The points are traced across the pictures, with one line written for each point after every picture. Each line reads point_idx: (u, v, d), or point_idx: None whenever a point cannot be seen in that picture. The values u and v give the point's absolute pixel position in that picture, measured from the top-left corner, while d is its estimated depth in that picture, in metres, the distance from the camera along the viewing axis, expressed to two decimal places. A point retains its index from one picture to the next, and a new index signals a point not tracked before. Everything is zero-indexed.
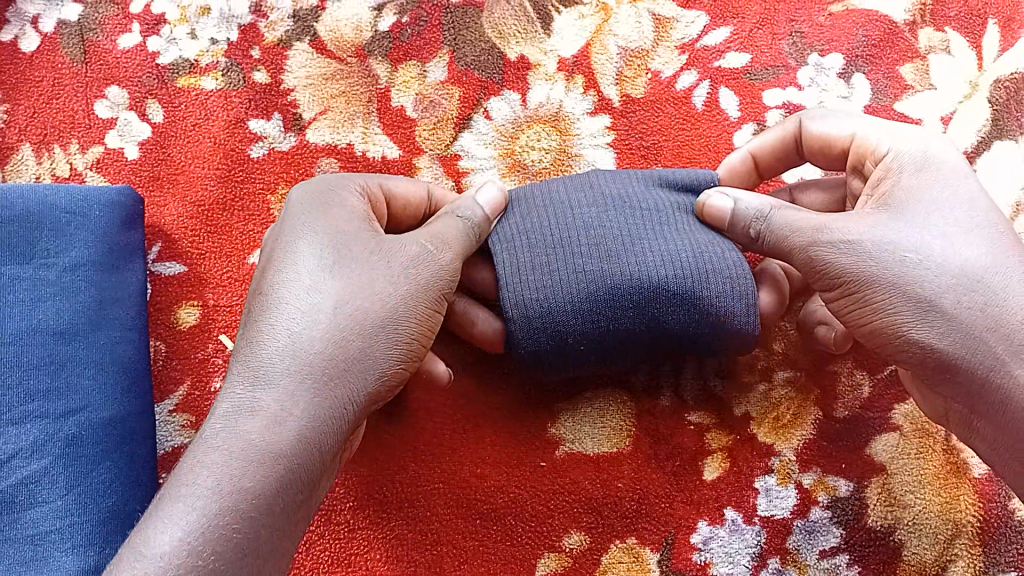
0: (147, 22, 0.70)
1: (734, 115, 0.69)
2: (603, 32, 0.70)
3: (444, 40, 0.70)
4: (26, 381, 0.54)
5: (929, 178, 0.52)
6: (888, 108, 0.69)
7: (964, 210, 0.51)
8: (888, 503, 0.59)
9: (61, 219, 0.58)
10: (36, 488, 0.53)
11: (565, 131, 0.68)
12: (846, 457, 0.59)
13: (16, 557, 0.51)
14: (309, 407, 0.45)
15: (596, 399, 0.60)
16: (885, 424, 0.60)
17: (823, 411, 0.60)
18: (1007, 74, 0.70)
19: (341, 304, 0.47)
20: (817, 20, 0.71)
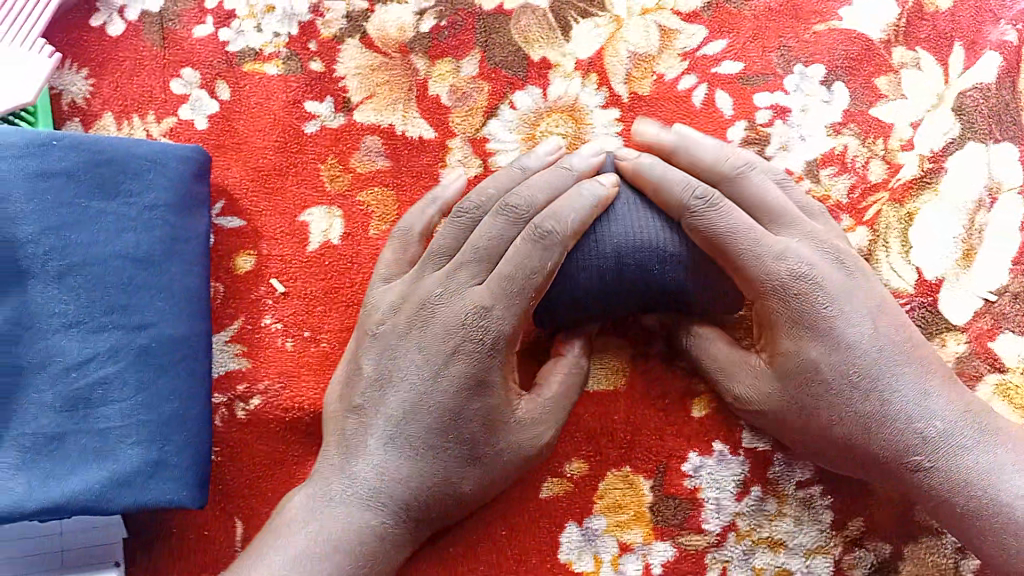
0: (220, 16, 0.80)
1: (728, 114, 0.78)
2: (615, 40, 0.81)
3: (476, 41, 0.80)
4: (108, 296, 0.62)
5: (806, 300, 0.59)
6: (864, 113, 0.79)
7: (853, 316, 0.59)
8: None
9: (143, 165, 0.67)
10: (108, 388, 0.61)
11: (580, 120, 0.78)
12: None
13: (89, 446, 0.59)
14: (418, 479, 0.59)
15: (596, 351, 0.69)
16: None
17: None
18: (968, 88, 0.79)
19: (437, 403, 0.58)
20: (802, 37, 0.81)
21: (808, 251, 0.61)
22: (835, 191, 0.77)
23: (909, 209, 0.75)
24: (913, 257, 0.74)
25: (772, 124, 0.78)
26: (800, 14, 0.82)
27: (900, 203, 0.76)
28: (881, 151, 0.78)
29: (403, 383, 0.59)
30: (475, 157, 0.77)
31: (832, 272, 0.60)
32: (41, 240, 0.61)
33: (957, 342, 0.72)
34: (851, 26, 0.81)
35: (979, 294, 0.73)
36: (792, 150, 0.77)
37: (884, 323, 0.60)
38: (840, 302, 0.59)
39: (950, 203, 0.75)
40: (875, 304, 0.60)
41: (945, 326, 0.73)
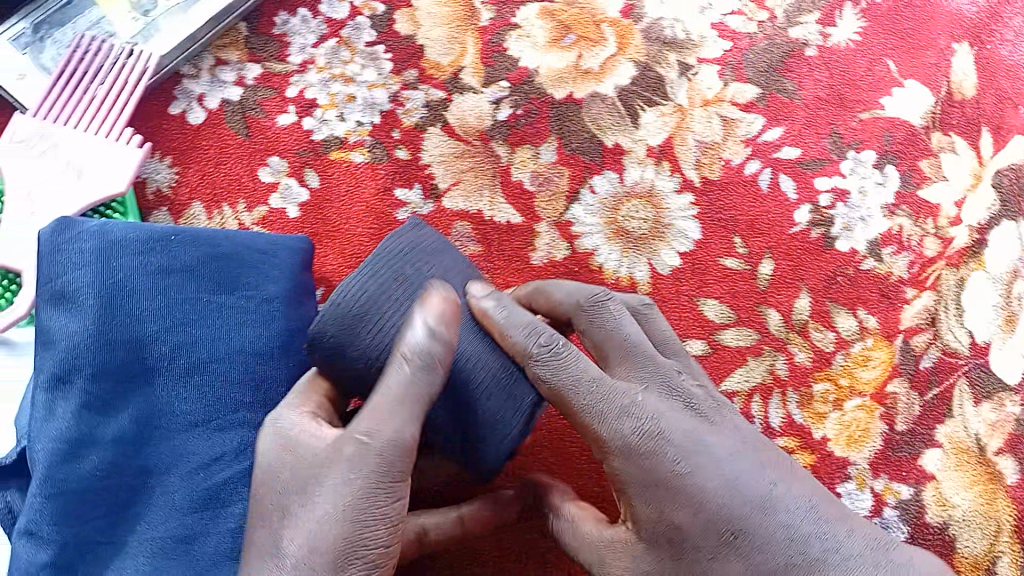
0: (302, 105, 0.82)
1: (793, 196, 0.83)
2: (683, 128, 0.85)
3: (552, 129, 0.84)
4: (231, 394, 0.62)
5: (683, 456, 0.53)
6: (914, 195, 0.84)
7: (711, 471, 0.53)
8: (942, 503, 0.73)
9: (258, 258, 0.67)
10: (236, 488, 0.60)
11: (658, 206, 0.82)
12: (904, 467, 0.74)
13: (219, 548, 0.58)
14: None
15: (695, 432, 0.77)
16: (931, 439, 0.75)
17: (886, 425, 0.75)
18: (1005, 167, 0.87)
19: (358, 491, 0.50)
20: (851, 125, 0.87)
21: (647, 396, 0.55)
22: (897, 268, 0.81)
23: (963, 272, 0.81)
24: (966, 321, 0.80)
25: (834, 207, 0.83)
26: (845, 102, 0.88)
27: (956, 267, 0.81)
28: (932, 229, 0.83)
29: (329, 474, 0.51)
30: (562, 241, 0.79)
31: (682, 422, 0.54)
32: (165, 340, 0.62)
33: (1013, 404, 0.77)
34: (894, 114, 0.88)
35: None
36: (856, 229, 0.82)
37: (748, 479, 0.53)
38: (696, 461, 0.53)
39: (991, 273, 0.82)
40: (734, 433, 0.56)
41: (1000, 385, 0.77)
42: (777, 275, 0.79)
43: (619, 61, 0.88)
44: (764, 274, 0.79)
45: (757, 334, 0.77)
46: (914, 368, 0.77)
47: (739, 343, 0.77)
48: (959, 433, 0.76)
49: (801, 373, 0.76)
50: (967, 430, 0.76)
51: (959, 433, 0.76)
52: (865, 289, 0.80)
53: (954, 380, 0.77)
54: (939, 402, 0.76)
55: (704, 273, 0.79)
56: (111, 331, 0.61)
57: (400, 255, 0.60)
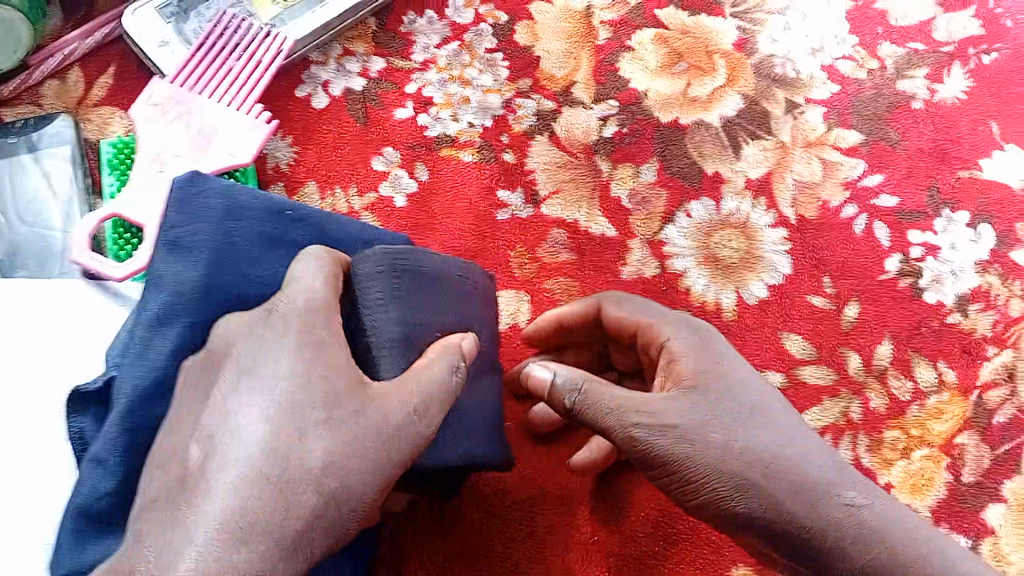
0: (419, 101, 0.86)
1: (886, 244, 0.84)
2: (783, 165, 0.87)
3: (654, 151, 0.86)
4: None
5: (663, 420, 0.56)
6: (1007, 255, 0.84)
7: (695, 427, 0.56)
8: (997, 558, 0.73)
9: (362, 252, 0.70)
10: None
11: (752, 237, 0.83)
12: (966, 518, 0.74)
13: None
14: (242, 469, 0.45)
15: None
16: (996, 494, 0.75)
17: (952, 475, 0.75)
18: None
19: (305, 385, 0.48)
20: (951, 182, 0.88)
21: (690, 418, 0.56)
22: (981, 325, 0.81)
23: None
24: None
25: (924, 260, 0.83)
26: (947, 158, 0.89)
27: None
28: (1020, 291, 0.83)
29: (284, 353, 0.49)
30: (652, 259, 0.81)
31: (586, 390, 0.58)
32: None
33: None
34: (993, 177, 0.88)
35: None
36: (945, 285, 0.82)
37: (728, 428, 0.56)
38: (672, 426, 0.56)
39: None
40: (778, 417, 0.58)
41: None
42: (861, 319, 0.80)
43: (726, 93, 0.90)
44: (848, 317, 0.80)
45: (835, 373, 0.78)
46: (987, 422, 0.77)
47: (821, 380, 0.78)
48: None
49: (874, 418, 0.77)
50: None
51: None
52: (948, 343, 0.80)
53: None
54: (1010, 458, 0.76)
55: (790, 308, 0.80)
56: (217, 293, 0.63)
57: (407, 252, 0.60)
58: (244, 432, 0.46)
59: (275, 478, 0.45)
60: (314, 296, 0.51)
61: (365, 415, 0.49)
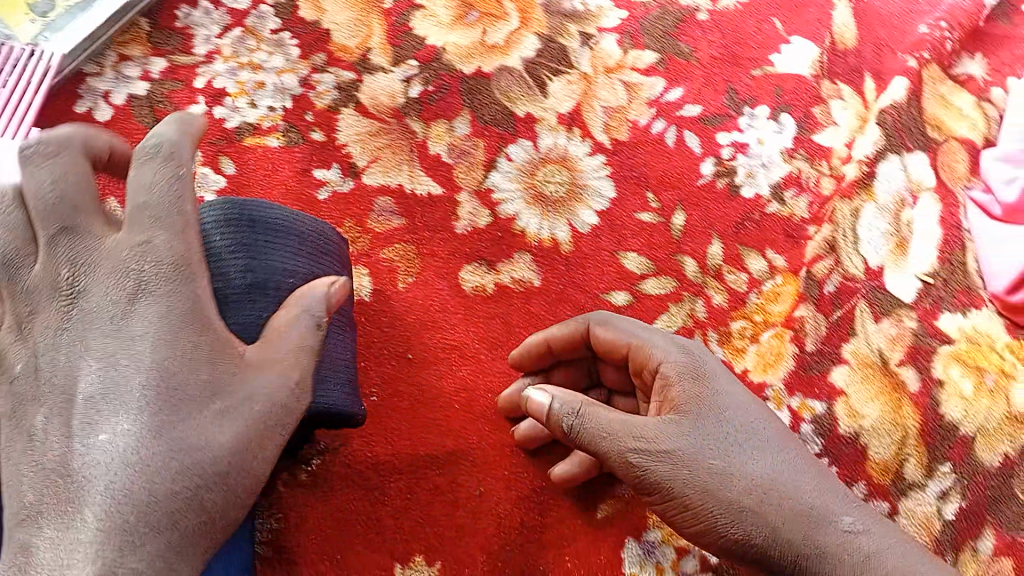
0: (211, 95, 0.82)
1: (698, 150, 0.88)
2: (589, 96, 0.89)
3: (465, 103, 0.85)
4: None
5: (663, 446, 0.59)
6: (809, 139, 0.89)
7: (698, 460, 0.59)
8: (852, 415, 0.77)
9: None
10: None
11: (573, 168, 0.85)
12: (816, 385, 0.78)
13: None
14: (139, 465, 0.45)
15: None
16: (838, 357, 0.79)
17: (798, 347, 0.79)
18: (888, 105, 0.91)
19: (174, 375, 0.46)
20: (746, 82, 0.92)
21: (688, 445, 0.60)
22: (798, 209, 0.85)
23: (856, 203, 0.86)
24: (862, 248, 0.84)
25: (736, 158, 0.88)
26: (738, 60, 0.93)
27: (848, 198, 0.86)
28: (827, 169, 0.88)
29: (146, 339, 0.47)
30: (483, 209, 0.80)
31: (589, 423, 0.60)
32: None
33: (909, 319, 0.81)
34: (784, 69, 0.93)
35: (916, 275, 0.83)
36: (758, 177, 0.87)
37: (730, 457, 0.60)
38: (677, 455, 0.59)
39: (880, 203, 0.86)
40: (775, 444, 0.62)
41: (896, 304, 0.81)
42: (689, 225, 0.83)
43: (523, 35, 0.90)
44: (677, 225, 0.83)
45: (675, 279, 0.81)
46: (819, 293, 0.81)
47: (660, 290, 0.80)
48: (866, 350, 0.79)
49: (718, 313, 0.80)
50: (871, 346, 0.80)
51: (866, 351, 0.80)
52: (772, 232, 0.84)
53: (855, 302, 0.81)
54: (843, 321, 0.80)
55: (622, 229, 0.82)
56: None
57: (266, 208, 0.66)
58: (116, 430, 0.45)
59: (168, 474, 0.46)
60: (173, 257, 0.48)
61: (252, 400, 0.49)
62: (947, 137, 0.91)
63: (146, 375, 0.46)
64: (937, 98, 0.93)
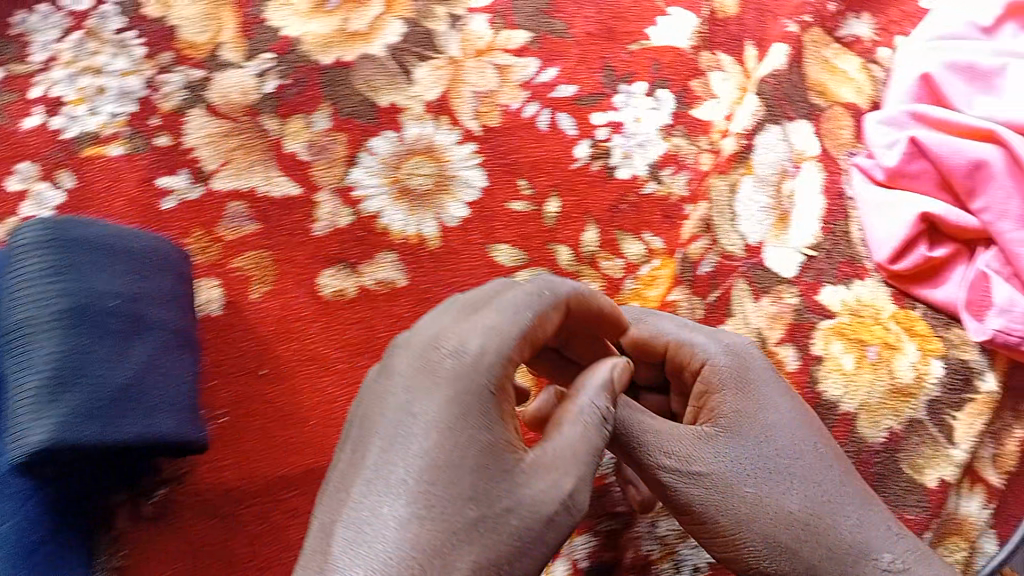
0: (48, 104, 0.77)
1: (572, 132, 0.85)
2: (458, 80, 0.85)
3: (323, 95, 0.81)
4: None
5: (692, 470, 0.61)
6: (687, 115, 0.87)
7: (787, 488, 0.61)
8: None
9: None
10: None
11: (441, 159, 0.81)
12: None
13: None
14: (463, 534, 0.45)
15: None
16: None
17: None
18: (767, 74, 0.88)
19: (458, 450, 0.46)
20: (623, 57, 0.89)
21: (722, 467, 0.61)
22: (676, 187, 0.84)
23: (733, 178, 0.83)
24: (739, 225, 0.82)
25: (611, 139, 0.85)
26: (615, 35, 0.90)
27: (726, 173, 0.83)
28: (706, 145, 0.86)
29: (422, 422, 0.47)
30: (344, 208, 0.77)
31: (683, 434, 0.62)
32: None
33: (790, 296, 0.79)
34: (661, 41, 0.90)
35: (798, 249, 0.81)
36: (635, 157, 0.85)
37: (761, 485, 0.61)
38: (708, 479, 0.61)
39: (759, 176, 0.84)
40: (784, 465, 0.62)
41: (776, 281, 0.80)
42: (563, 212, 0.81)
43: (386, 20, 0.86)
44: (551, 212, 0.81)
45: (548, 270, 0.79)
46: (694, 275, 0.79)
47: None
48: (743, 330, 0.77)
49: None
50: (748, 326, 0.78)
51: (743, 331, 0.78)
52: (649, 214, 0.82)
53: (732, 281, 0.80)
54: (720, 302, 0.79)
55: (492, 220, 0.79)
56: None
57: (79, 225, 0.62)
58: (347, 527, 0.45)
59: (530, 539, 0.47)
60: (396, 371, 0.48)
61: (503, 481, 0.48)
62: (831, 103, 0.89)
63: (425, 464, 0.46)
64: (820, 62, 0.91)
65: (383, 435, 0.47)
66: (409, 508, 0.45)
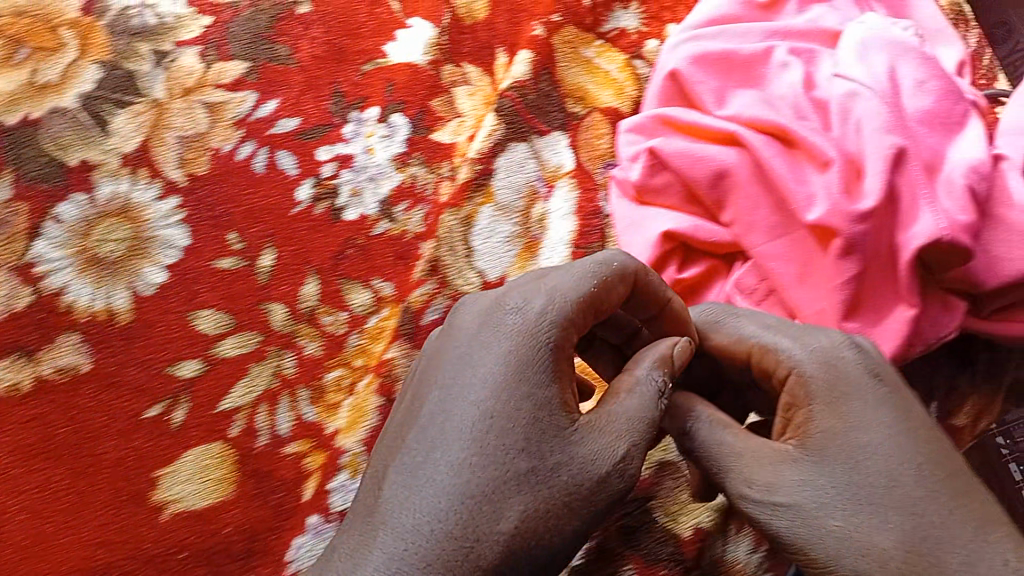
0: None
1: (293, 173, 0.76)
2: (160, 126, 0.76)
3: (5, 160, 0.74)
4: None
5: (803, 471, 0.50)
6: (425, 139, 0.79)
7: (913, 494, 0.48)
8: None
9: None
10: None
11: (137, 220, 0.74)
12: None
13: None
14: (459, 496, 0.47)
15: (195, 458, 0.69)
16: None
17: (387, 395, 0.68)
18: (508, 85, 0.80)
19: (498, 427, 0.48)
20: (354, 79, 0.80)
21: (805, 494, 0.49)
22: (411, 224, 0.76)
23: (467, 210, 0.76)
24: (477, 261, 0.75)
25: (338, 176, 0.77)
26: (346, 55, 0.81)
27: (458, 206, 0.75)
28: (448, 171, 0.78)
29: (482, 370, 0.49)
30: (23, 287, 0.71)
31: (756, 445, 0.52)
32: None
33: None
34: (396, 59, 0.81)
35: None
36: (365, 195, 0.76)
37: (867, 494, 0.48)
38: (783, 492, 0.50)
39: (500, 203, 0.77)
40: (889, 478, 0.48)
41: None
42: (279, 264, 0.73)
43: (82, 67, 0.78)
44: (264, 267, 0.73)
45: (259, 333, 0.72)
46: (417, 326, 0.71)
47: (238, 351, 0.71)
48: None
49: (309, 365, 0.71)
50: None
51: None
52: (379, 257, 0.75)
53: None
54: None
55: (195, 283, 0.72)
56: None
57: None
58: (395, 484, 0.48)
59: (490, 507, 0.47)
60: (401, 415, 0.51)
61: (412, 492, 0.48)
62: (590, 109, 0.82)
63: (481, 412, 0.48)
64: (579, 63, 0.83)
65: (440, 389, 0.50)
66: (460, 458, 0.47)
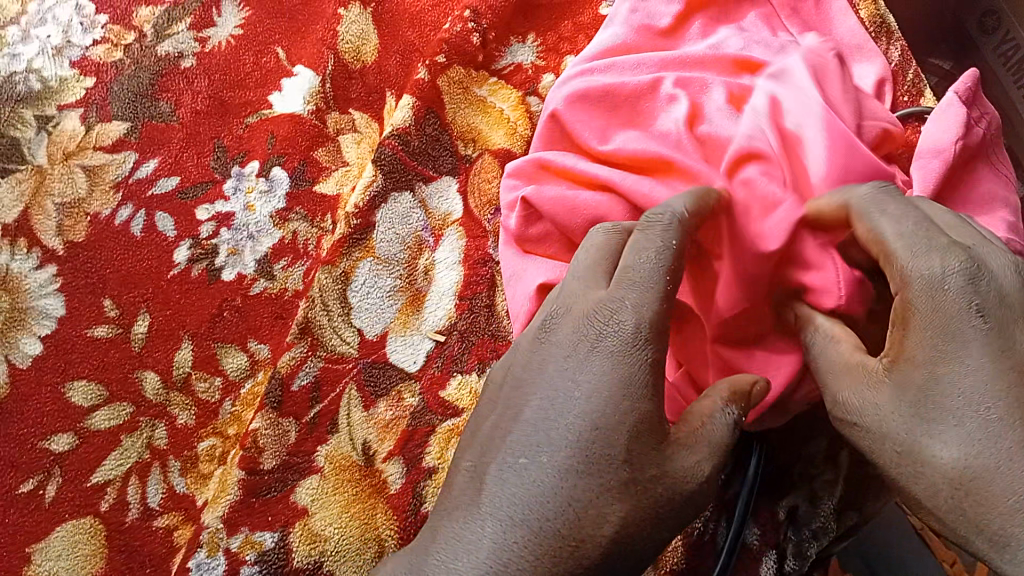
0: None
1: (172, 234, 0.75)
2: (41, 193, 0.76)
3: None
4: None
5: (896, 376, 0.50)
6: (308, 192, 0.77)
7: (946, 411, 0.48)
8: (311, 541, 0.65)
9: None
10: None
11: (15, 291, 0.73)
12: (271, 509, 0.66)
13: None
14: (554, 497, 0.49)
15: (66, 530, 0.67)
16: (308, 466, 0.67)
17: (249, 468, 0.66)
18: (391, 131, 0.77)
19: (585, 450, 0.49)
20: (237, 134, 0.78)
21: (877, 412, 0.51)
22: (291, 281, 0.74)
23: (343, 267, 0.73)
24: (355, 318, 0.72)
25: (217, 235, 0.75)
26: (230, 109, 0.79)
27: (331, 264, 0.73)
28: (330, 224, 0.76)
29: (586, 386, 0.50)
30: None
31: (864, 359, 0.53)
32: None
33: (410, 395, 0.69)
34: (279, 110, 0.79)
35: (427, 335, 0.71)
36: (244, 253, 0.74)
37: (919, 414, 0.49)
38: (879, 398, 0.51)
39: (381, 257, 0.74)
40: (974, 404, 0.48)
41: (396, 380, 0.70)
42: (154, 330, 0.72)
43: None
44: (140, 333, 0.72)
45: (132, 404, 0.70)
46: (284, 392, 0.69)
47: (111, 423, 0.70)
48: (341, 448, 0.67)
49: (181, 436, 0.70)
50: (353, 442, 0.68)
51: (342, 449, 0.68)
52: (256, 317, 0.73)
53: (342, 388, 0.69)
54: (322, 419, 0.68)
55: (70, 354, 0.71)
56: None
57: None
58: (497, 483, 0.50)
59: (595, 512, 0.48)
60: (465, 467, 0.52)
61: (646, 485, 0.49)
62: (481, 151, 0.78)
63: (586, 423, 0.49)
64: (470, 103, 0.80)
65: (542, 398, 0.51)
66: (565, 466, 0.49)
